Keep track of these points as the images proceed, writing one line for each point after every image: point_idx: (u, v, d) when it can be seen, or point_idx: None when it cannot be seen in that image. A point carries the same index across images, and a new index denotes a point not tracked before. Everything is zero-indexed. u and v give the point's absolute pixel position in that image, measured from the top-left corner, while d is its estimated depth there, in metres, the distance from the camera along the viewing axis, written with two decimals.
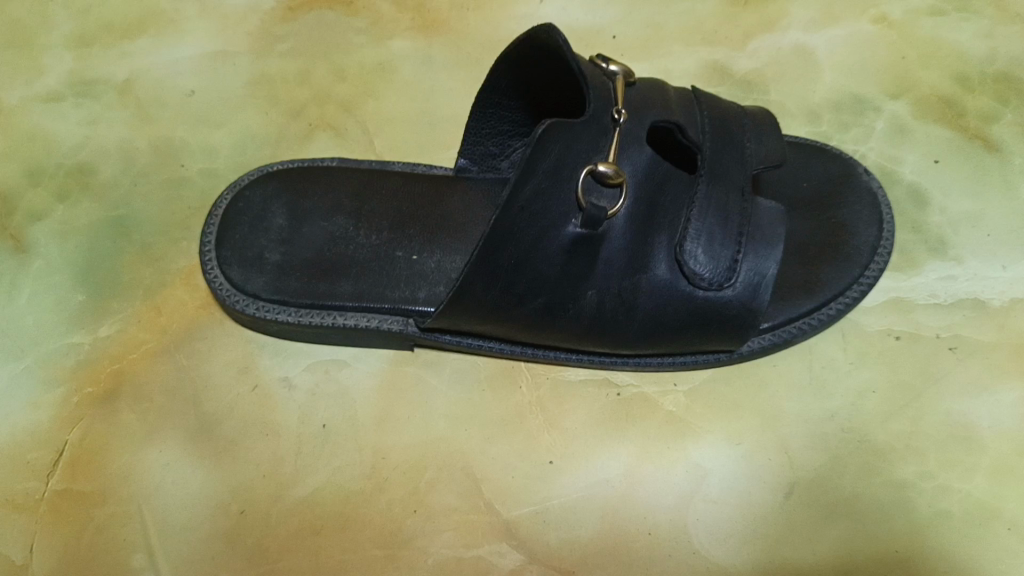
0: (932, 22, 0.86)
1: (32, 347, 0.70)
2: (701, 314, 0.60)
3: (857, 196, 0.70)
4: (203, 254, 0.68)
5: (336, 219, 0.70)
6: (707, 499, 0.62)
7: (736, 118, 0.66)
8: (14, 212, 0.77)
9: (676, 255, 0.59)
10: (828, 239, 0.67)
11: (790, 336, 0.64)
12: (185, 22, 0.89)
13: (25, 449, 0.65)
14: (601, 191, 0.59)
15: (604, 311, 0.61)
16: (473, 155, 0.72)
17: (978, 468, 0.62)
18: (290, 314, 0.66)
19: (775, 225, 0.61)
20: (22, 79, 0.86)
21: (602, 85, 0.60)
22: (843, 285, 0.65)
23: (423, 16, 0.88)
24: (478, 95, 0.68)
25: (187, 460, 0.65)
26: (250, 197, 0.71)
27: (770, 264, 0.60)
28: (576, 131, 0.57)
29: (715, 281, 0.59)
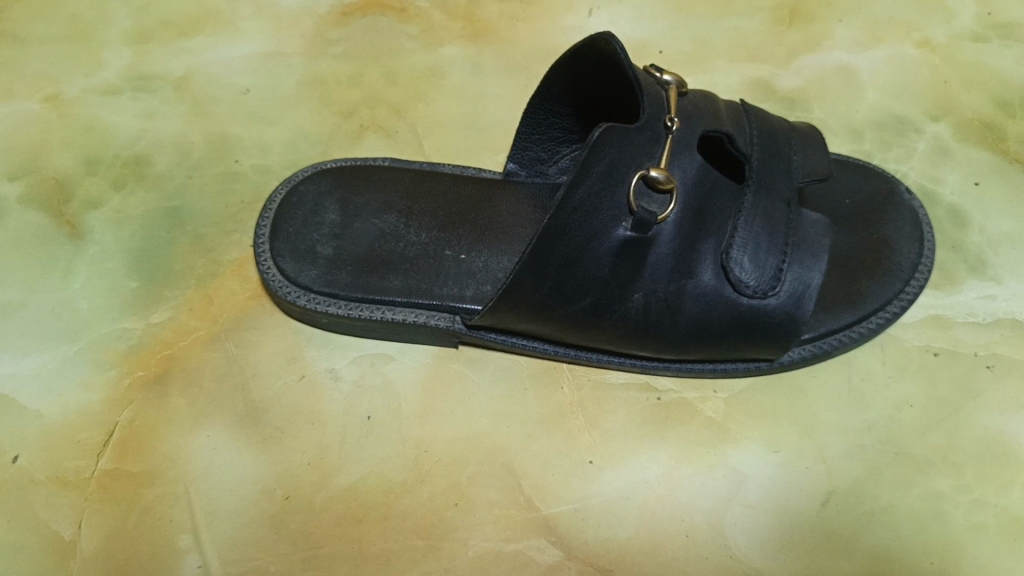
0: (973, 48, 0.87)
1: (86, 330, 0.72)
2: (745, 322, 0.61)
3: (898, 213, 0.71)
4: (257, 246, 0.70)
5: (387, 217, 0.71)
6: (745, 503, 0.63)
7: (783, 131, 0.67)
8: (71, 199, 0.79)
9: (723, 262, 0.60)
10: (870, 253, 0.68)
11: (831, 347, 0.65)
12: (242, 23, 0.92)
13: (76, 428, 0.67)
14: (651, 196, 0.59)
15: (650, 314, 0.61)
16: (522, 159, 0.74)
17: (1014, 483, 0.62)
18: (340, 306, 0.66)
19: (820, 238, 0.62)
20: (81, 71, 0.88)
21: (656, 94, 0.62)
22: (884, 299, 0.66)
23: (474, 26, 0.91)
24: (530, 101, 0.69)
25: (234, 445, 0.66)
26: (303, 193, 0.73)
27: (815, 275, 0.61)
28: (630, 136, 0.58)
29: (760, 289, 0.60)
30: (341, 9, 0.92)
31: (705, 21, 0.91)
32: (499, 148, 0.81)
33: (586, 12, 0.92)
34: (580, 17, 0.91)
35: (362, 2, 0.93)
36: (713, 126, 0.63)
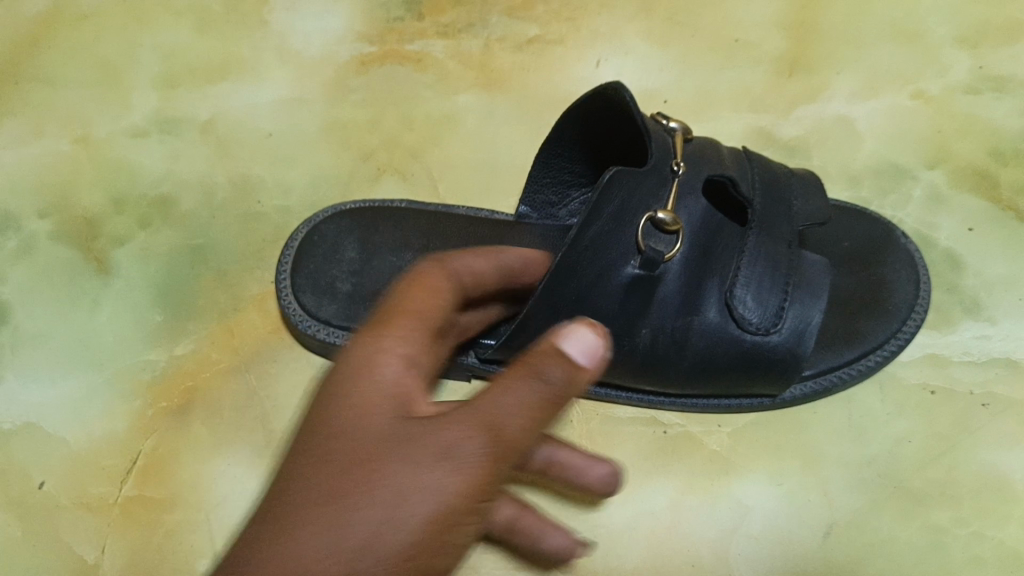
0: (967, 100, 0.89)
1: (111, 361, 0.75)
2: (748, 358, 0.63)
3: (898, 257, 0.73)
4: (279, 282, 0.74)
5: (404, 255, 0.74)
6: (748, 534, 0.65)
7: (785, 175, 0.69)
8: (99, 236, 0.82)
9: (727, 299, 0.63)
10: (869, 295, 0.70)
11: (831, 384, 0.68)
12: (265, 70, 0.95)
13: (101, 455, 0.70)
14: (657, 236, 0.63)
15: (657, 348, 0.64)
16: (533, 202, 0.76)
17: (1010, 517, 0.65)
18: (357, 341, 0.70)
19: (821, 278, 0.64)
20: (110, 114, 0.92)
21: (663, 141, 0.65)
22: (882, 338, 0.68)
23: (487, 75, 0.94)
24: (542, 146, 0.72)
25: (255, 474, 0.68)
26: (323, 232, 0.76)
27: (815, 314, 0.63)
28: (639, 179, 0.61)
29: (763, 326, 0.62)
30: (359, 57, 0.95)
31: (709, 72, 0.93)
32: (510, 191, 0.85)
33: (595, 62, 0.95)
34: (589, 68, 0.95)
35: (381, 51, 0.96)
36: (717, 171, 0.65)
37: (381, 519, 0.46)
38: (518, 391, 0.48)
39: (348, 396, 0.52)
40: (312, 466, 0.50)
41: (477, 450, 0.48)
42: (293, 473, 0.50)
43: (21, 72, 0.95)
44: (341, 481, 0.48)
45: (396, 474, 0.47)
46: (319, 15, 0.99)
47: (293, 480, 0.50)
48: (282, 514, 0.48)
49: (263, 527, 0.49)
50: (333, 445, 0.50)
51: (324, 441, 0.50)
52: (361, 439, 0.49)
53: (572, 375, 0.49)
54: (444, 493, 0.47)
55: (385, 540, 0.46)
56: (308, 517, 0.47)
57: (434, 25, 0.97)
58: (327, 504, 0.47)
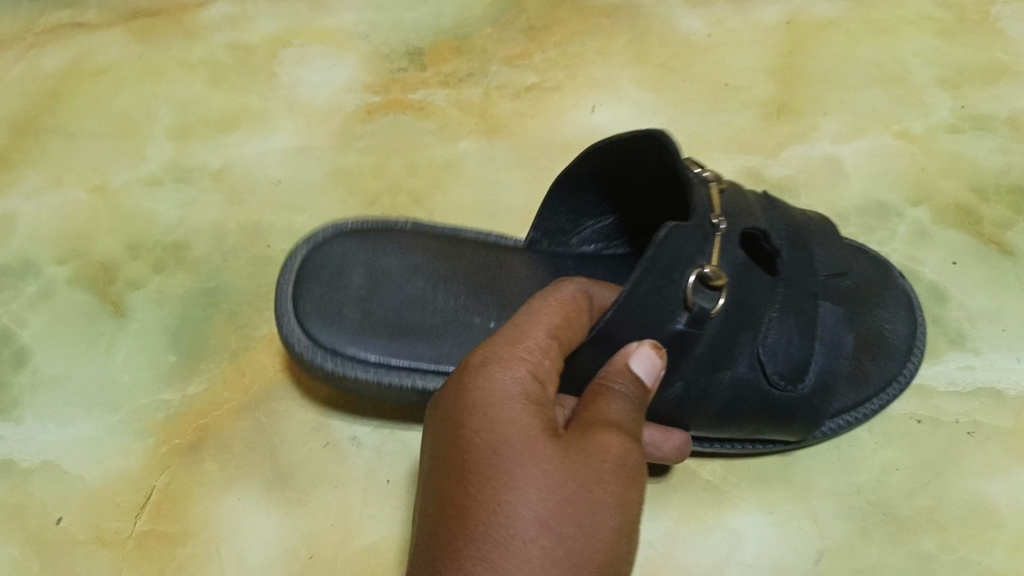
0: (949, 139, 0.92)
1: (126, 400, 0.78)
2: (772, 411, 0.63)
3: (898, 294, 0.74)
4: (280, 308, 0.70)
5: (415, 283, 0.72)
6: (741, 562, 0.67)
7: (800, 218, 0.69)
8: (115, 280, 0.86)
9: (759, 355, 0.61)
10: (877, 335, 0.71)
11: (837, 427, 0.70)
12: (275, 120, 0.99)
13: (116, 492, 0.73)
14: (703, 291, 0.57)
15: (685, 401, 0.60)
16: (545, 229, 0.77)
17: (997, 542, 0.67)
18: (371, 373, 0.67)
19: (843, 334, 0.65)
20: (126, 164, 0.96)
21: (701, 192, 0.61)
22: (886, 380, 0.70)
23: (487, 121, 0.97)
24: (558, 177, 0.71)
25: (265, 508, 0.71)
26: (326, 253, 0.74)
27: (835, 369, 0.64)
28: (685, 235, 0.56)
29: (790, 381, 0.62)
30: (365, 107, 0.99)
31: (701, 115, 0.97)
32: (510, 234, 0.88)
33: (590, 108, 0.98)
34: (584, 113, 0.98)
35: (385, 100, 1.00)
36: (751, 224, 0.62)
37: (590, 542, 0.46)
38: (622, 405, 0.53)
39: (499, 412, 0.50)
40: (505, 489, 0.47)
41: (635, 462, 0.50)
42: (464, 500, 0.47)
43: (42, 125, 1.00)
44: (540, 504, 0.46)
45: (593, 494, 0.47)
46: (327, 67, 1.03)
47: (487, 506, 0.46)
48: (480, 551, 0.45)
49: (445, 565, 0.46)
50: (507, 467, 0.47)
51: (500, 464, 0.47)
52: (541, 459, 0.47)
53: (642, 393, 0.54)
54: (628, 510, 0.49)
55: (598, 562, 0.46)
56: (524, 546, 0.45)
57: (435, 75, 1.01)
58: (538, 532, 0.45)
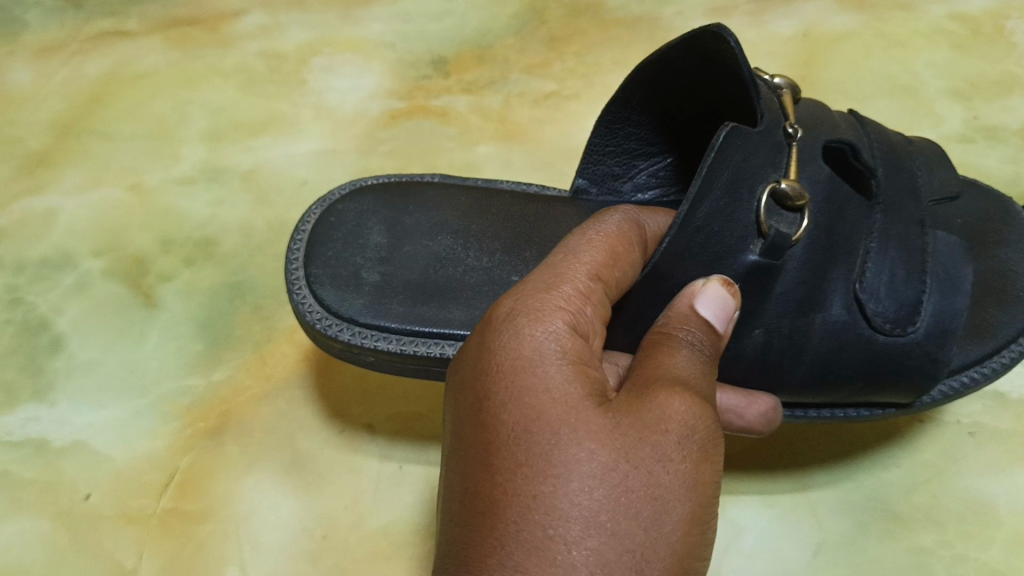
0: (960, 149, 0.93)
1: (155, 386, 0.81)
2: (878, 361, 0.59)
3: (1018, 236, 0.69)
4: (293, 275, 0.71)
5: (441, 240, 0.74)
6: (741, 552, 0.69)
7: (902, 150, 0.67)
8: (147, 273, 0.90)
9: (856, 293, 0.58)
10: (991, 282, 0.67)
11: (961, 387, 0.63)
12: (303, 125, 1.03)
13: (142, 471, 0.76)
14: (780, 214, 0.57)
15: (771, 352, 0.58)
16: (592, 176, 0.78)
17: (994, 541, 0.67)
18: (389, 341, 0.67)
19: (961, 265, 0.62)
20: (161, 164, 1.00)
21: (772, 103, 0.60)
22: (1016, 330, 0.64)
23: (506, 127, 1.00)
24: (604, 113, 0.73)
25: (282, 490, 0.74)
26: (343, 214, 0.76)
27: (955, 309, 0.60)
28: (754, 142, 0.56)
29: (898, 324, 0.59)
30: (389, 112, 1.03)
31: None
32: None
33: None
34: None
35: (409, 106, 1.03)
36: (833, 136, 0.62)
37: (647, 534, 0.44)
38: (688, 357, 0.50)
39: (537, 382, 0.47)
40: (551, 469, 0.45)
41: (706, 428, 0.47)
42: (498, 491, 0.46)
43: (83, 127, 1.04)
44: (586, 493, 0.44)
45: (649, 476, 0.45)
46: (354, 74, 1.07)
47: (530, 492, 0.45)
48: (519, 554, 0.44)
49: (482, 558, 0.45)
50: (546, 451, 0.45)
51: (538, 447, 0.45)
52: (583, 441, 0.45)
53: (712, 339, 0.52)
54: (699, 488, 0.45)
55: (658, 555, 0.44)
56: (568, 547, 0.43)
57: (458, 83, 1.05)
58: (586, 523, 0.43)
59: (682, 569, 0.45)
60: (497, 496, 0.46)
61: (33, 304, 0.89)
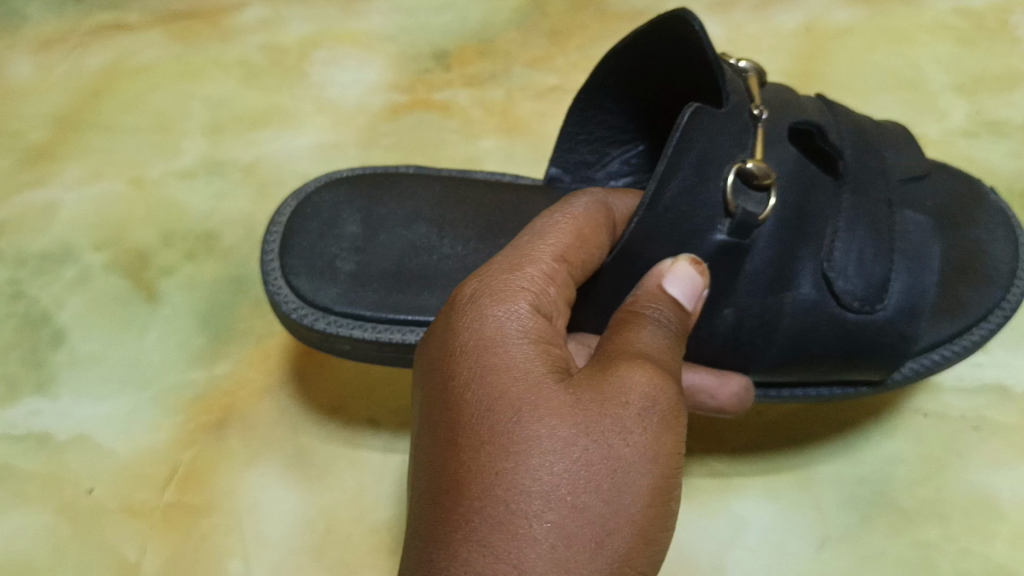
0: (964, 143, 0.93)
1: (157, 379, 0.81)
2: (849, 339, 0.59)
3: (990, 214, 0.69)
4: (269, 266, 0.71)
5: (416, 229, 0.73)
6: (745, 546, 0.69)
7: (870, 131, 0.66)
8: (149, 267, 0.90)
9: (824, 272, 0.58)
10: (965, 260, 0.66)
11: (932, 365, 0.64)
12: (305, 118, 1.02)
13: (146, 464, 0.76)
14: (748, 194, 0.56)
15: (742, 331, 0.59)
16: (565, 164, 0.78)
17: (998, 534, 0.67)
18: (365, 330, 0.67)
19: (928, 243, 0.62)
20: (163, 157, 1.00)
21: (737, 84, 0.60)
22: (986, 308, 0.64)
23: (509, 120, 1.00)
24: (576, 100, 0.73)
25: (286, 482, 0.74)
26: (317, 204, 0.75)
27: (923, 285, 0.60)
28: (722, 123, 0.56)
29: (867, 302, 0.58)
30: (391, 105, 1.03)
31: None
32: None
33: None
34: None
35: (411, 100, 1.03)
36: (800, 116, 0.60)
37: (609, 506, 0.44)
38: (653, 333, 0.51)
39: (498, 361, 0.48)
40: (511, 443, 0.45)
41: (667, 401, 0.47)
42: (463, 468, 0.46)
43: (84, 120, 1.04)
44: (546, 467, 0.44)
45: (611, 450, 0.45)
46: (356, 68, 1.07)
47: (490, 468, 0.45)
48: (483, 530, 0.44)
49: (443, 534, 0.45)
50: (508, 429, 0.46)
51: (500, 425, 0.46)
52: (543, 416, 0.46)
53: (682, 317, 0.53)
54: (660, 460, 0.46)
55: (620, 527, 0.44)
56: (530, 521, 0.43)
57: (460, 76, 1.05)
58: (545, 496, 0.44)
59: (646, 540, 0.45)
60: (457, 472, 0.46)
61: (35, 297, 0.88)
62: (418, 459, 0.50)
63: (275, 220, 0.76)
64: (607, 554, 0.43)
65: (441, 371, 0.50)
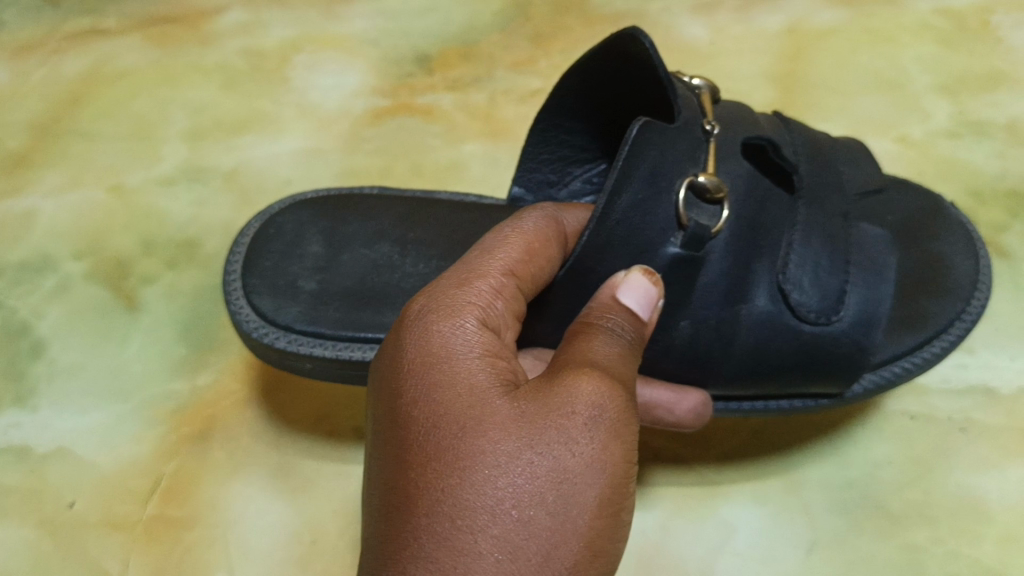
0: (948, 144, 0.93)
1: (138, 391, 0.80)
2: (806, 352, 0.58)
3: (950, 229, 0.71)
4: (230, 285, 0.71)
5: (379, 248, 0.73)
6: (733, 552, 0.69)
7: (826, 148, 0.67)
8: (129, 275, 0.88)
9: (779, 283, 0.57)
10: (924, 275, 0.67)
11: (893, 377, 0.63)
12: (286, 124, 1.01)
13: (127, 477, 0.75)
14: (702, 207, 0.55)
15: (698, 345, 0.58)
16: (528, 183, 0.77)
17: (986, 536, 0.67)
18: (325, 348, 0.66)
19: (882, 256, 0.62)
20: (143, 164, 0.99)
21: (690, 100, 0.60)
22: (947, 320, 0.65)
23: (492, 124, 0.99)
24: (535, 121, 0.72)
25: (269, 494, 0.73)
26: (281, 225, 0.75)
27: (879, 300, 0.60)
28: (671, 137, 0.56)
29: (823, 314, 0.58)
30: (373, 110, 1.02)
31: None
32: None
33: None
34: None
35: (393, 104, 1.02)
36: (753, 132, 0.61)
37: (554, 518, 0.43)
38: (607, 342, 0.50)
39: (442, 376, 0.48)
40: (454, 459, 0.45)
41: (615, 407, 0.46)
42: (408, 486, 0.45)
43: (62, 127, 1.03)
44: (489, 482, 0.44)
45: (556, 461, 0.44)
46: (337, 72, 1.06)
47: (433, 485, 0.44)
48: (428, 547, 0.43)
49: (389, 555, 0.44)
50: (451, 445, 0.45)
51: (444, 441, 0.45)
52: (486, 430, 0.45)
53: (637, 326, 0.51)
54: (608, 469, 0.45)
55: (567, 540, 0.43)
56: (474, 537, 0.43)
57: (443, 80, 1.04)
58: (488, 512, 0.43)
59: (595, 552, 0.44)
60: (402, 491, 0.45)
61: (13, 308, 0.87)
62: (369, 478, 0.49)
63: (238, 242, 0.76)
64: (554, 567, 0.43)
65: (388, 389, 0.50)
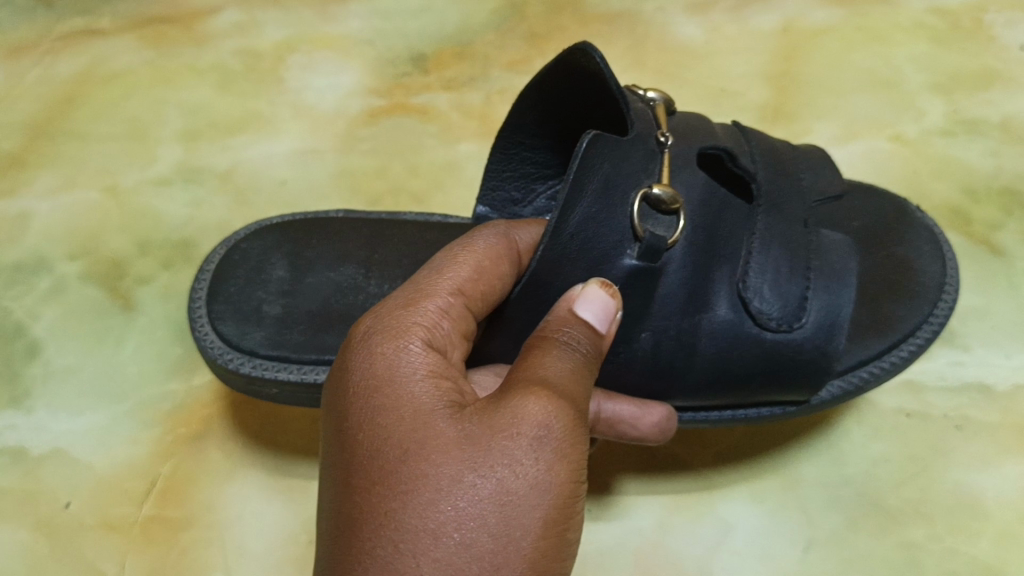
0: (943, 142, 0.94)
1: (133, 392, 0.80)
2: (769, 359, 0.58)
3: (915, 231, 0.71)
4: (194, 313, 0.71)
5: (342, 270, 0.73)
6: (730, 550, 0.69)
7: (786, 153, 0.67)
8: (125, 276, 0.88)
9: (739, 292, 0.58)
10: (891, 279, 0.68)
11: (861, 382, 0.63)
12: (281, 124, 1.01)
13: (123, 478, 0.75)
14: (657, 218, 0.56)
15: (661, 356, 0.58)
16: (492, 202, 0.74)
17: (982, 533, 0.67)
18: (291, 371, 0.66)
19: (844, 261, 0.61)
20: (138, 165, 0.98)
21: (643, 113, 0.60)
22: (913, 324, 0.65)
23: (488, 124, 0.99)
24: (496, 140, 0.71)
25: (266, 494, 0.73)
26: (245, 250, 0.75)
27: (842, 305, 0.59)
28: (625, 150, 0.55)
29: (784, 322, 0.58)
30: (368, 110, 1.02)
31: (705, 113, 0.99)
32: None
33: None
34: None
35: (388, 104, 1.02)
36: (709, 143, 0.61)
37: (496, 540, 0.43)
38: (560, 357, 0.49)
39: (387, 400, 0.48)
40: (397, 485, 0.45)
41: (560, 426, 0.46)
42: (354, 512, 0.46)
43: (57, 128, 1.02)
44: (429, 507, 0.44)
45: (498, 484, 0.44)
46: (332, 73, 1.06)
47: (376, 511, 0.44)
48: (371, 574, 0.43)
49: None
50: (395, 470, 0.45)
51: (387, 466, 0.45)
52: (428, 454, 0.45)
53: (593, 339, 0.51)
54: (552, 490, 0.45)
55: (510, 561, 0.43)
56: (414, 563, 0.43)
57: (438, 80, 1.04)
58: (430, 537, 0.43)
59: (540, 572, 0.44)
60: (349, 517, 0.46)
61: (8, 309, 0.87)
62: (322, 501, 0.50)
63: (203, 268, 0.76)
64: None
65: (336, 414, 0.50)
